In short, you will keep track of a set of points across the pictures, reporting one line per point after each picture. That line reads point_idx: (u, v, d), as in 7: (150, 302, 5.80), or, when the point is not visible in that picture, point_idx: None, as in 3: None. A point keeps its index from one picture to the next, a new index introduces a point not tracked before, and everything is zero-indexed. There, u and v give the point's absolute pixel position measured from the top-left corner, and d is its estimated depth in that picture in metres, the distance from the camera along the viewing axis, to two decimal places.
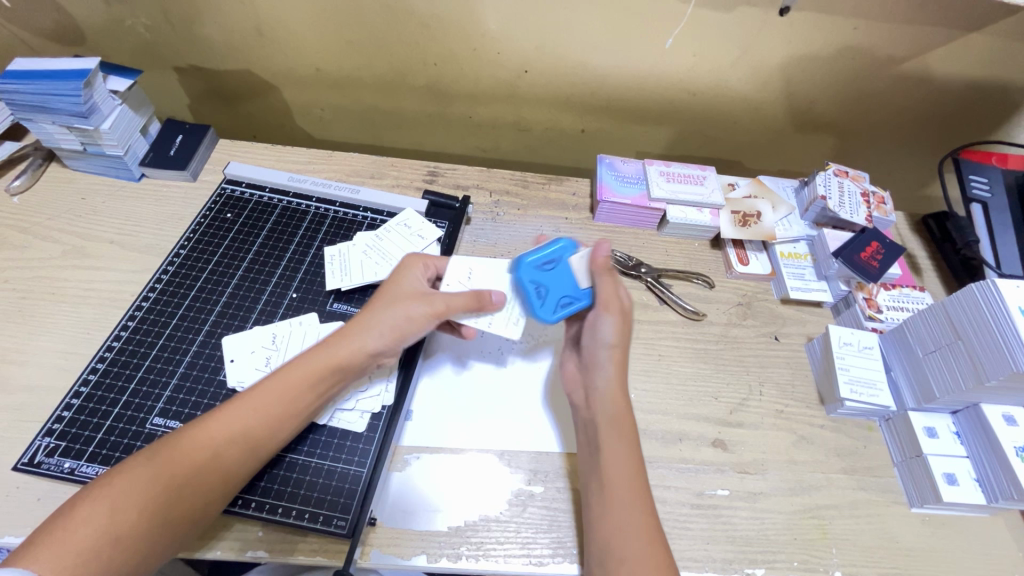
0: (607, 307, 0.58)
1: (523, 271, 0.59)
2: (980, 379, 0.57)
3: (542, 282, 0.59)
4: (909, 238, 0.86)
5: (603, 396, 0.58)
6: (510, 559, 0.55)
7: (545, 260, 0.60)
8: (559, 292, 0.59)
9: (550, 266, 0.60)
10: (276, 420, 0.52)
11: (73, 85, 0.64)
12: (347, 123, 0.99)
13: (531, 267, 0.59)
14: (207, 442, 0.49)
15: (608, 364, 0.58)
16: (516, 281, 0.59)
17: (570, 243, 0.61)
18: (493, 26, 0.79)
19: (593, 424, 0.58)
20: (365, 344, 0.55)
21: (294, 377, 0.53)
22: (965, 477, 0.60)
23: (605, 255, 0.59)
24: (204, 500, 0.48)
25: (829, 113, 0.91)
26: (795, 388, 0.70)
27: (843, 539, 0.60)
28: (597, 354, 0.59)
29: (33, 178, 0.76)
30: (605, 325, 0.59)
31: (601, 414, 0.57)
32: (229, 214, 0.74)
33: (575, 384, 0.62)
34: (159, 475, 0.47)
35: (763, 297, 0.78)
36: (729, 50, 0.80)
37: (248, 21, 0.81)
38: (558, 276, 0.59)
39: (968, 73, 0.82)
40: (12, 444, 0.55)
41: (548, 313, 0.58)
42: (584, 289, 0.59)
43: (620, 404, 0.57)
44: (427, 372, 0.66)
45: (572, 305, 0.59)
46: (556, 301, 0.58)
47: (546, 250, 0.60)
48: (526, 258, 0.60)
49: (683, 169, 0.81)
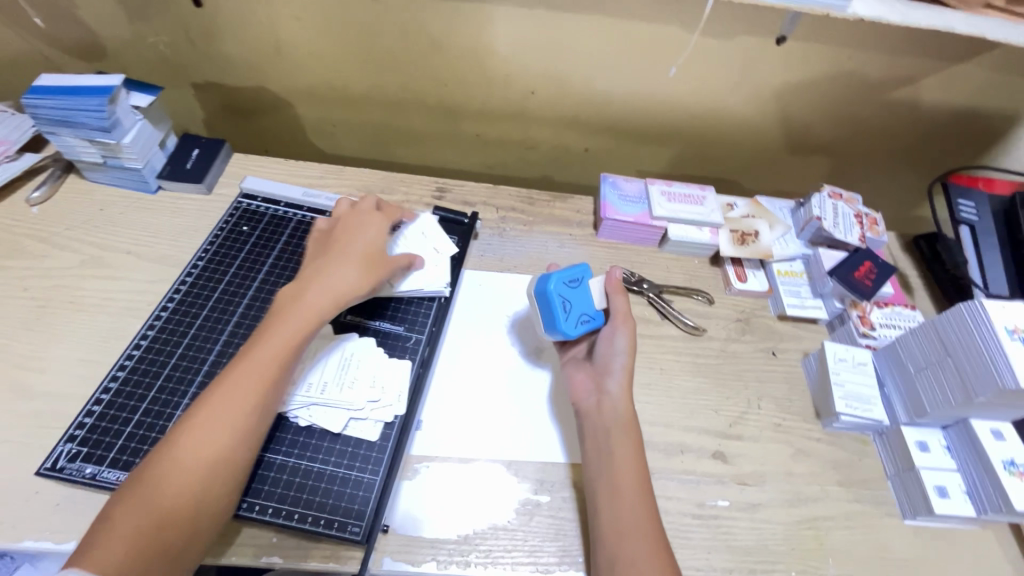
0: (621, 320, 0.63)
1: (554, 285, 0.62)
2: (969, 396, 0.60)
3: (567, 297, 0.62)
4: (901, 258, 0.89)
5: (614, 402, 0.61)
6: (518, 565, 0.56)
7: (571, 278, 0.63)
8: (581, 310, 0.63)
9: (576, 284, 0.63)
10: (266, 393, 0.54)
11: (98, 101, 0.66)
12: (357, 139, 1.02)
13: (559, 283, 0.62)
14: (206, 429, 0.50)
15: (620, 372, 0.62)
16: (544, 294, 0.62)
17: (587, 267, 0.65)
18: (503, 49, 0.82)
19: (604, 429, 0.60)
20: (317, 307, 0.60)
21: (269, 352, 0.56)
22: (956, 490, 0.62)
23: (618, 277, 0.65)
24: (218, 482, 0.49)
25: (823, 136, 0.94)
26: (793, 402, 0.72)
27: (839, 550, 0.62)
28: (610, 362, 0.63)
29: (53, 190, 0.77)
30: (619, 336, 0.63)
31: (613, 419, 0.60)
32: (245, 227, 0.76)
33: (583, 392, 0.64)
34: (169, 469, 0.48)
35: (761, 314, 0.80)
36: (728, 76, 0.84)
37: (266, 40, 0.84)
38: (580, 296, 0.64)
39: (955, 101, 0.86)
40: (32, 449, 0.57)
41: (570, 327, 0.62)
42: (598, 310, 0.65)
43: (629, 410, 0.60)
44: (437, 381, 0.68)
45: (588, 323, 0.64)
46: (577, 317, 0.63)
47: (570, 270, 0.64)
48: (554, 274, 0.62)
49: (684, 189, 0.84)
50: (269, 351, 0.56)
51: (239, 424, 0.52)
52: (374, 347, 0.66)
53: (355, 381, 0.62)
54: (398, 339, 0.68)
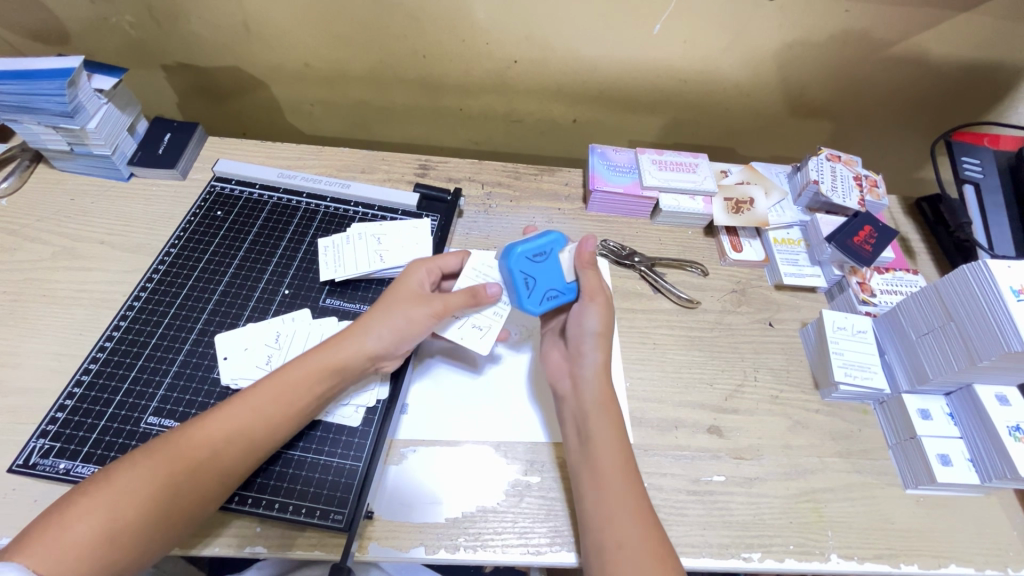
0: (592, 297, 0.58)
1: (517, 261, 0.57)
2: (973, 360, 0.58)
3: (531, 273, 0.58)
4: (902, 221, 0.86)
5: (589, 384, 0.58)
6: (507, 548, 0.55)
7: (537, 252, 0.58)
8: (548, 285, 0.59)
9: (542, 257, 0.59)
10: (275, 419, 0.52)
11: (57, 85, 0.63)
12: (337, 119, 0.98)
13: (522, 258, 0.57)
14: (207, 439, 0.49)
15: (591, 352, 0.58)
16: (507, 270, 0.58)
17: (560, 236, 0.60)
18: (481, 17, 0.78)
19: (582, 413, 0.57)
20: (363, 345, 0.55)
21: (290, 378, 0.53)
22: (959, 458, 0.60)
23: (591, 249, 0.58)
24: (199, 493, 0.48)
25: (821, 98, 0.90)
26: (790, 372, 0.70)
27: (839, 522, 0.60)
28: (581, 342, 0.59)
29: (21, 180, 0.75)
30: (589, 315, 0.58)
31: (589, 403, 0.57)
32: (219, 212, 0.73)
33: (559, 373, 0.61)
34: (162, 467, 0.47)
35: (757, 283, 0.77)
36: (719, 36, 0.80)
37: (234, 16, 0.80)
38: (547, 269, 0.59)
39: (960, 54, 0.82)
40: (6, 446, 0.55)
41: (533, 304, 0.59)
42: (568, 283, 0.60)
43: (606, 390, 0.57)
44: (416, 382, 0.65)
45: (555, 299, 0.59)
46: (543, 293, 0.59)
47: (535, 242, 0.58)
48: (518, 247, 0.57)
49: (675, 157, 0.80)
50: (292, 377, 0.53)
51: (245, 446, 0.50)
52: None
53: None
54: None
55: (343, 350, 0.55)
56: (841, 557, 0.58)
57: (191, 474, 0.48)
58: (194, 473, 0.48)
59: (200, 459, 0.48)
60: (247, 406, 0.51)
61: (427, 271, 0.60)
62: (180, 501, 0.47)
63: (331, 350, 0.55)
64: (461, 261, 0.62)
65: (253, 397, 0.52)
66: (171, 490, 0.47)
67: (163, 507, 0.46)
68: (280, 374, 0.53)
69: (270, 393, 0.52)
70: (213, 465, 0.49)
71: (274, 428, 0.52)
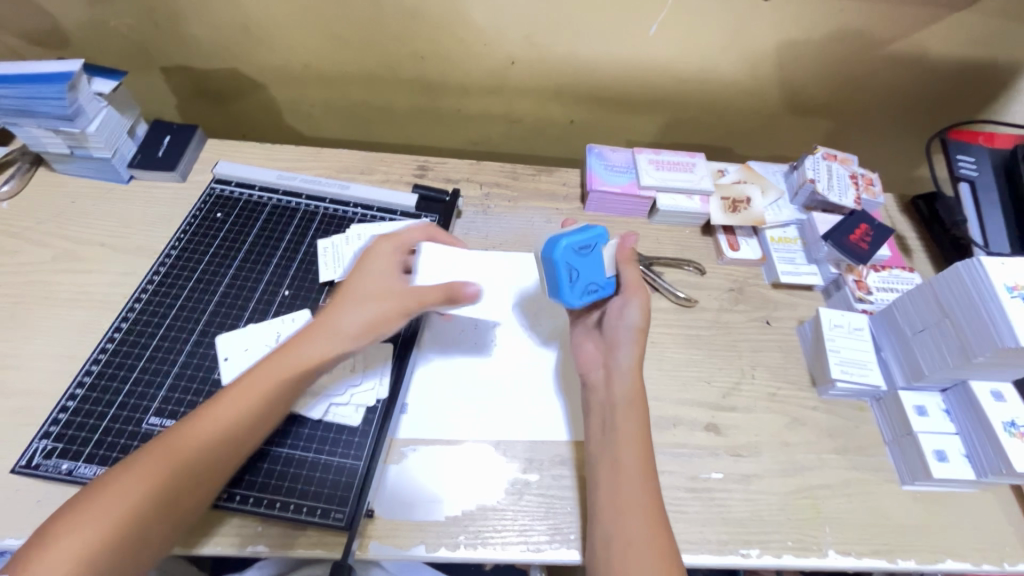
0: (633, 290, 0.59)
1: (563, 250, 0.54)
2: (968, 357, 0.58)
3: (575, 266, 0.56)
4: (898, 219, 0.86)
5: (623, 377, 0.58)
6: (508, 545, 0.55)
7: (582, 244, 0.56)
8: (589, 279, 0.57)
9: (587, 251, 0.57)
10: (254, 420, 0.52)
11: (57, 88, 0.64)
12: (336, 121, 0.99)
13: (568, 251, 0.55)
14: (190, 444, 0.49)
15: (630, 345, 0.59)
16: (552, 262, 0.55)
17: (604, 232, 0.57)
18: (479, 18, 0.79)
19: (609, 406, 0.58)
20: (332, 342, 0.55)
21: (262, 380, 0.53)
22: (955, 454, 0.61)
23: (631, 246, 0.59)
24: (188, 497, 0.49)
25: (817, 97, 0.91)
26: (787, 370, 0.71)
27: (836, 518, 0.60)
28: (618, 334, 0.60)
29: (22, 183, 0.76)
30: (631, 308, 0.59)
31: (620, 395, 0.58)
32: (219, 214, 0.74)
33: (591, 364, 0.62)
34: (145, 476, 0.47)
35: (754, 282, 0.78)
36: (715, 36, 0.80)
37: (233, 19, 0.81)
38: (591, 264, 0.57)
39: (954, 53, 0.82)
40: (8, 447, 0.56)
41: (574, 297, 0.56)
42: (608, 278, 0.59)
43: (636, 383, 0.58)
44: (421, 366, 0.66)
45: (595, 294, 0.58)
46: (584, 287, 0.57)
47: (583, 234, 0.56)
48: (564, 239, 0.55)
49: (672, 157, 0.81)
50: (265, 379, 0.53)
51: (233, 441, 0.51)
52: None
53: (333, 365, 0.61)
54: None
55: (315, 347, 0.55)
56: (838, 552, 0.58)
57: (176, 481, 0.48)
58: (179, 479, 0.48)
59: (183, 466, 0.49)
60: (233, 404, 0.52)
61: (391, 257, 0.60)
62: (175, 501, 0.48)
63: (301, 350, 0.55)
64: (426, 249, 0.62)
65: (229, 400, 0.52)
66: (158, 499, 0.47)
67: (153, 516, 0.47)
68: (253, 376, 0.53)
69: (246, 397, 0.52)
70: (197, 470, 0.49)
71: (253, 429, 0.52)
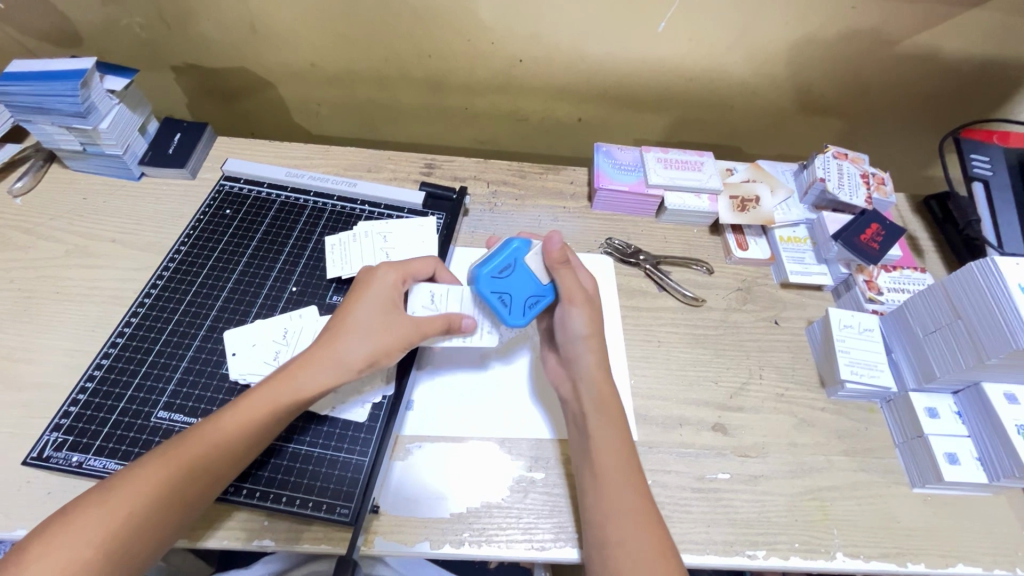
0: (570, 299, 0.58)
1: (482, 282, 0.56)
2: (981, 358, 0.57)
3: (504, 288, 0.57)
4: (910, 219, 0.85)
5: (586, 388, 0.58)
6: (512, 544, 0.55)
7: (499, 267, 0.57)
8: (522, 295, 0.57)
9: (507, 270, 0.57)
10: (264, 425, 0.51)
11: (70, 86, 0.65)
12: (344, 119, 0.99)
13: (488, 278, 0.56)
14: (204, 445, 0.49)
15: (585, 355, 0.58)
16: (478, 294, 0.57)
17: (518, 242, 0.58)
18: (487, 16, 0.79)
19: (581, 416, 0.57)
20: (342, 349, 0.54)
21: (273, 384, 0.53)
22: (967, 456, 0.60)
23: (557, 246, 0.58)
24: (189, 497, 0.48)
25: (828, 96, 0.90)
26: (796, 370, 0.70)
27: (844, 520, 0.60)
28: (573, 347, 0.59)
29: (35, 180, 0.76)
30: (573, 317, 0.58)
31: (587, 407, 0.57)
32: (227, 210, 0.74)
33: (559, 378, 0.62)
34: (155, 473, 0.47)
35: (762, 282, 0.77)
36: (724, 34, 0.80)
37: (242, 17, 0.81)
38: (516, 279, 0.57)
39: (967, 51, 0.81)
40: (20, 440, 0.56)
41: (517, 319, 0.57)
42: (546, 285, 0.58)
43: (605, 388, 0.58)
44: (421, 384, 0.65)
45: (538, 304, 0.58)
46: (523, 303, 0.57)
47: (497, 258, 0.57)
48: (481, 268, 0.56)
49: (680, 155, 0.80)
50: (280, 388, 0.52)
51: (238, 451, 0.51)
52: None
53: None
54: None
55: (331, 352, 0.54)
56: (847, 555, 0.58)
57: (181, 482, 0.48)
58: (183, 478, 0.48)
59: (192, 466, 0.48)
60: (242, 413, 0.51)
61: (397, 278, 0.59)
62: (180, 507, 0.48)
63: (312, 361, 0.54)
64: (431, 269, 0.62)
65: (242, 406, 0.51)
66: (165, 497, 0.47)
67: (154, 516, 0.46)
68: (269, 382, 0.53)
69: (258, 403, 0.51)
70: (202, 471, 0.49)
71: (255, 438, 0.51)
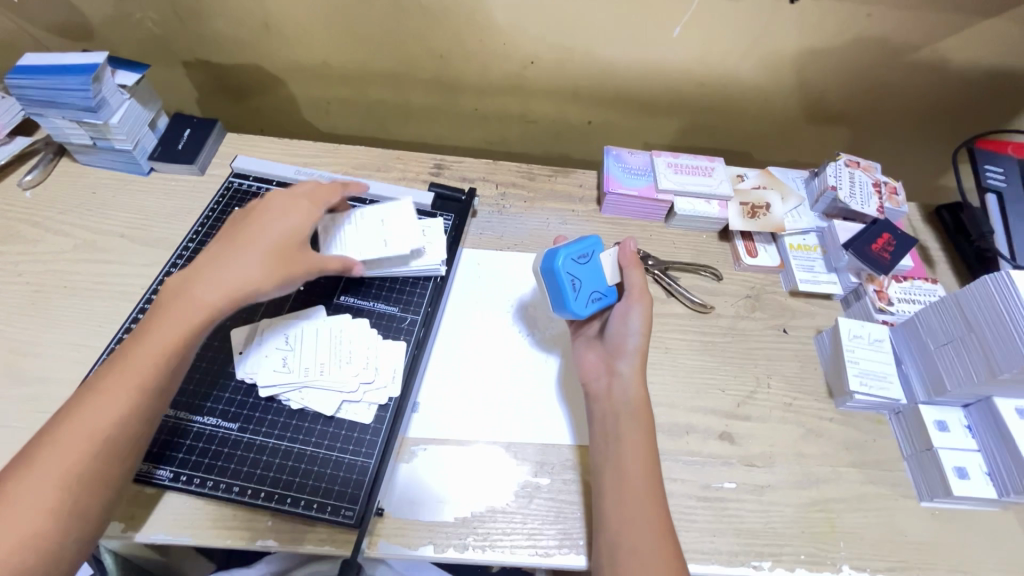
0: (637, 296, 0.60)
1: (563, 261, 0.58)
2: (993, 373, 0.56)
3: (576, 274, 0.59)
4: (922, 229, 0.84)
5: (625, 385, 0.58)
6: (516, 549, 0.55)
7: (579, 254, 0.60)
8: (591, 287, 0.60)
9: (584, 260, 0.60)
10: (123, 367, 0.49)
11: (82, 80, 0.64)
12: (353, 117, 0.99)
13: (570, 259, 0.59)
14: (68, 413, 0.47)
15: (633, 354, 0.59)
16: (553, 272, 0.59)
17: (598, 241, 0.62)
18: (500, 17, 0.78)
19: (614, 413, 0.58)
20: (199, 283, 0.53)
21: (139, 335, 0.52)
22: (976, 471, 0.59)
23: (632, 251, 0.62)
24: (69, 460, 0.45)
25: (840, 103, 0.89)
26: (804, 380, 0.69)
27: (850, 532, 0.59)
28: (623, 343, 0.60)
29: (45, 173, 0.77)
30: (634, 315, 0.60)
31: (624, 404, 0.58)
32: (237, 208, 0.74)
33: (593, 374, 0.62)
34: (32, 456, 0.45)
35: (772, 289, 0.77)
36: (738, 39, 0.79)
37: (254, 14, 0.81)
38: (589, 272, 0.61)
39: (983, 60, 0.80)
40: (26, 434, 0.56)
41: (580, 306, 0.59)
42: (610, 286, 0.62)
43: (640, 392, 0.58)
44: (437, 356, 0.67)
45: (599, 302, 0.61)
46: (587, 296, 0.60)
47: (579, 244, 0.60)
48: (562, 250, 0.59)
49: (691, 160, 0.80)
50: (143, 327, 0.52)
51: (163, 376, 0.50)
52: (369, 329, 0.64)
53: (348, 361, 0.61)
54: (392, 319, 0.66)
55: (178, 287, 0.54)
56: (852, 568, 0.57)
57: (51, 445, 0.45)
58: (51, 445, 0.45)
59: (67, 430, 0.46)
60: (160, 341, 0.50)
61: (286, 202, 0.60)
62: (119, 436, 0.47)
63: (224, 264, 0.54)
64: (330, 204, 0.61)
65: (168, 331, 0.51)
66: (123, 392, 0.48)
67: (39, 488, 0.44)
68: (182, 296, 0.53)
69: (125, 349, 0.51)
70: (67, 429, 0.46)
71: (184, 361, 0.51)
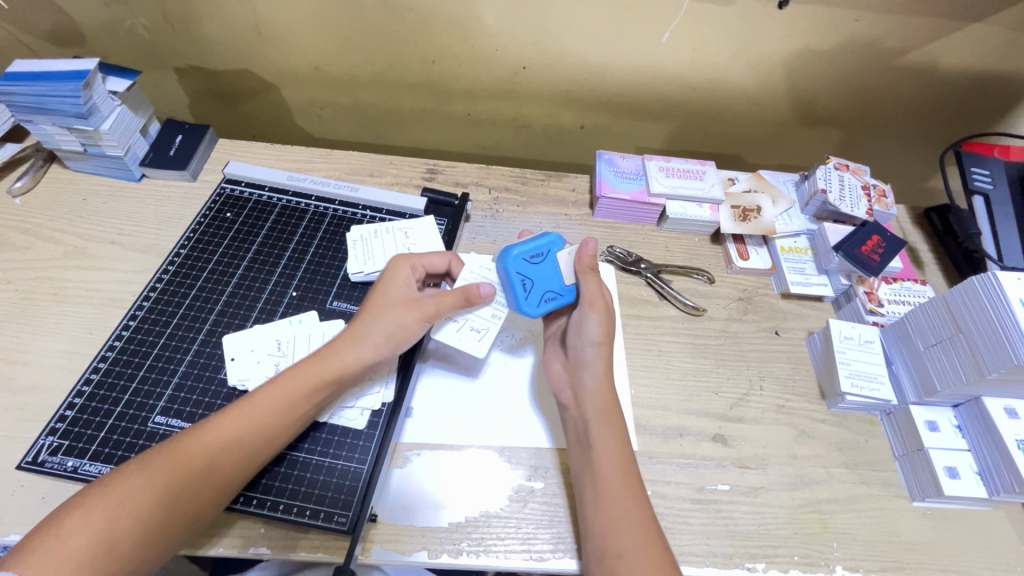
0: (591, 306, 0.58)
1: (512, 262, 0.57)
2: (981, 372, 0.57)
3: (528, 275, 0.58)
4: (911, 231, 0.85)
5: (590, 395, 0.57)
6: (509, 554, 0.55)
7: (534, 253, 0.59)
8: (545, 287, 0.59)
9: (539, 259, 0.59)
10: (274, 425, 0.52)
11: (72, 87, 0.64)
12: (346, 122, 0.99)
13: (519, 259, 0.58)
14: (204, 449, 0.49)
15: (594, 362, 0.58)
16: (503, 272, 0.58)
17: (556, 237, 0.60)
18: (491, 23, 0.79)
19: (584, 423, 0.57)
20: (356, 354, 0.56)
21: (280, 387, 0.53)
22: (967, 471, 0.60)
23: (590, 253, 0.58)
24: (207, 504, 0.49)
25: (829, 107, 0.90)
26: (796, 382, 0.70)
27: (844, 533, 0.60)
28: (582, 353, 0.59)
29: (35, 180, 0.76)
30: (589, 323, 0.58)
31: (591, 413, 0.57)
32: (228, 213, 0.74)
33: (561, 382, 0.62)
34: (155, 481, 0.47)
35: (763, 292, 0.77)
36: (727, 45, 0.80)
37: (246, 20, 0.81)
38: (546, 271, 0.59)
39: (969, 64, 0.82)
40: (15, 443, 0.56)
41: (530, 306, 0.58)
42: (566, 286, 0.60)
43: (608, 397, 0.57)
44: (425, 373, 0.66)
45: (553, 301, 0.59)
46: (540, 296, 0.59)
47: (533, 243, 0.59)
48: (515, 249, 0.58)
49: (682, 164, 0.80)
50: (290, 382, 0.54)
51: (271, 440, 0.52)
52: None
53: None
54: None
55: (337, 356, 0.55)
56: (846, 569, 0.57)
57: (188, 483, 0.48)
58: (191, 482, 0.48)
59: (196, 460, 0.49)
60: (282, 411, 0.53)
61: (414, 270, 0.61)
62: (213, 486, 0.49)
63: (361, 335, 0.56)
64: (449, 265, 0.63)
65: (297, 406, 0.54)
66: (246, 453, 0.51)
67: (175, 521, 0.47)
68: (327, 367, 0.55)
69: (269, 402, 0.52)
70: (210, 476, 0.49)
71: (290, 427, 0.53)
